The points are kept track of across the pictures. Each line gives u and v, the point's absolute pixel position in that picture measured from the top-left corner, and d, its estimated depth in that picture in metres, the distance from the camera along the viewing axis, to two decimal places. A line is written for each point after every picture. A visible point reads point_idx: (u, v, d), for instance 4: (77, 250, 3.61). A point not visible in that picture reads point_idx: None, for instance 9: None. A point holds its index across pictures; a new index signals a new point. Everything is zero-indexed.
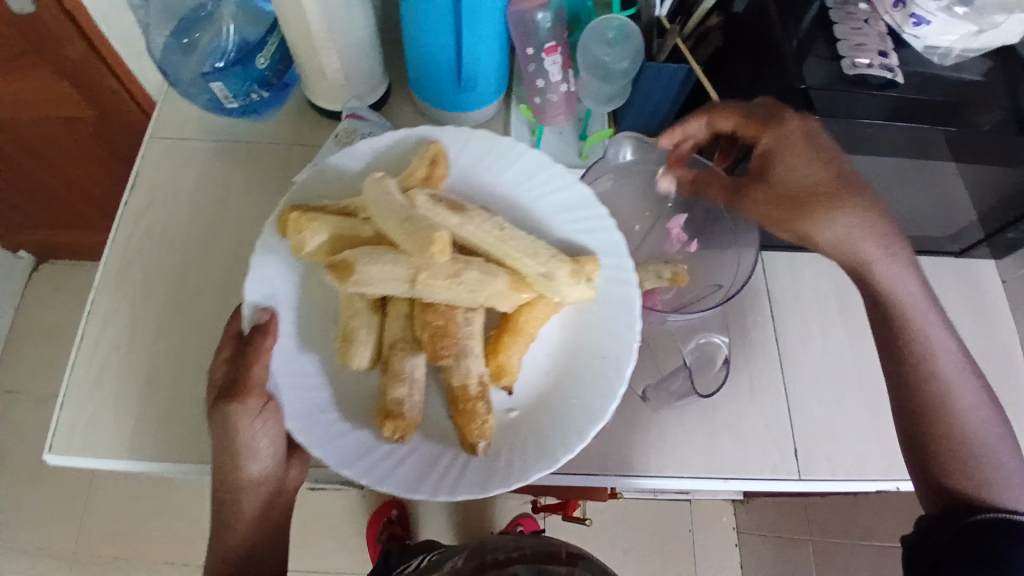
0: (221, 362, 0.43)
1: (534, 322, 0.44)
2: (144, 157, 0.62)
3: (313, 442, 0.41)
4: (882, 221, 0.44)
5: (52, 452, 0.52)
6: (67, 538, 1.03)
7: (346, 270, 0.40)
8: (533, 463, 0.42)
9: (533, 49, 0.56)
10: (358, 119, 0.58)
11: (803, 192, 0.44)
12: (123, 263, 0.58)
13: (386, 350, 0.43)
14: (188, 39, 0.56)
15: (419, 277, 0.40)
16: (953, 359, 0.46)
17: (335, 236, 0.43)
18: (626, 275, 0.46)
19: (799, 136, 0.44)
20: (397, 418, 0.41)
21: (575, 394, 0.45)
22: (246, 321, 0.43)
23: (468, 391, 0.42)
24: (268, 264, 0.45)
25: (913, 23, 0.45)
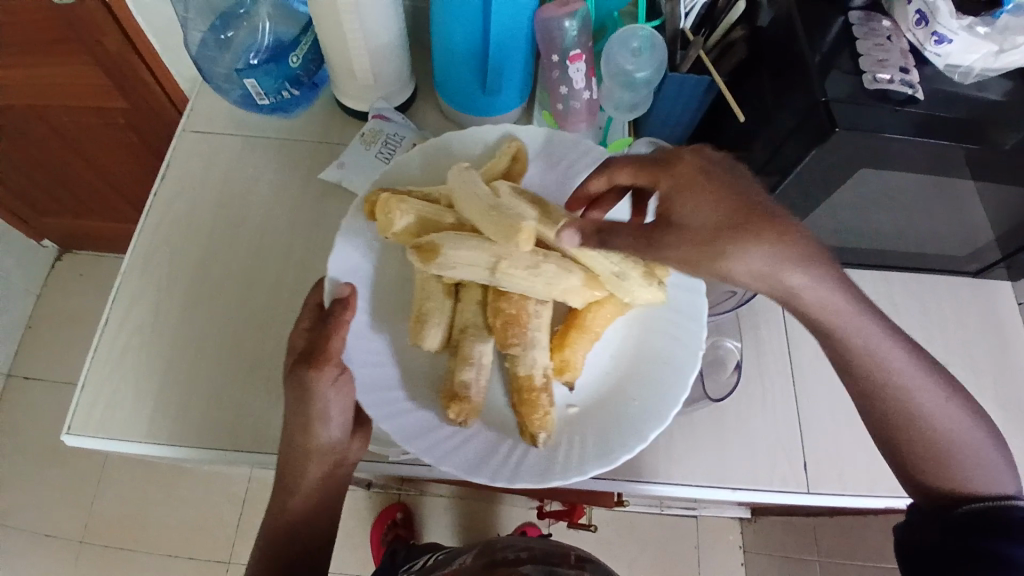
0: (301, 331, 0.44)
1: (600, 320, 0.46)
2: (175, 150, 0.63)
3: (381, 417, 0.43)
4: (805, 250, 0.38)
5: (70, 433, 0.52)
6: (75, 524, 1.04)
7: (431, 253, 0.44)
8: (592, 460, 0.43)
9: (558, 56, 0.56)
10: (384, 120, 0.60)
11: (705, 231, 0.38)
12: (150, 251, 0.59)
13: (457, 333, 0.46)
14: (224, 35, 0.58)
15: (499, 266, 0.43)
16: (913, 365, 0.41)
17: (420, 220, 0.46)
18: (696, 283, 0.47)
19: (695, 175, 0.39)
20: (463, 401, 0.43)
21: (636, 395, 0.45)
22: (327, 294, 0.45)
23: (532, 382, 0.44)
24: (356, 239, 0.48)
25: (935, 41, 0.46)
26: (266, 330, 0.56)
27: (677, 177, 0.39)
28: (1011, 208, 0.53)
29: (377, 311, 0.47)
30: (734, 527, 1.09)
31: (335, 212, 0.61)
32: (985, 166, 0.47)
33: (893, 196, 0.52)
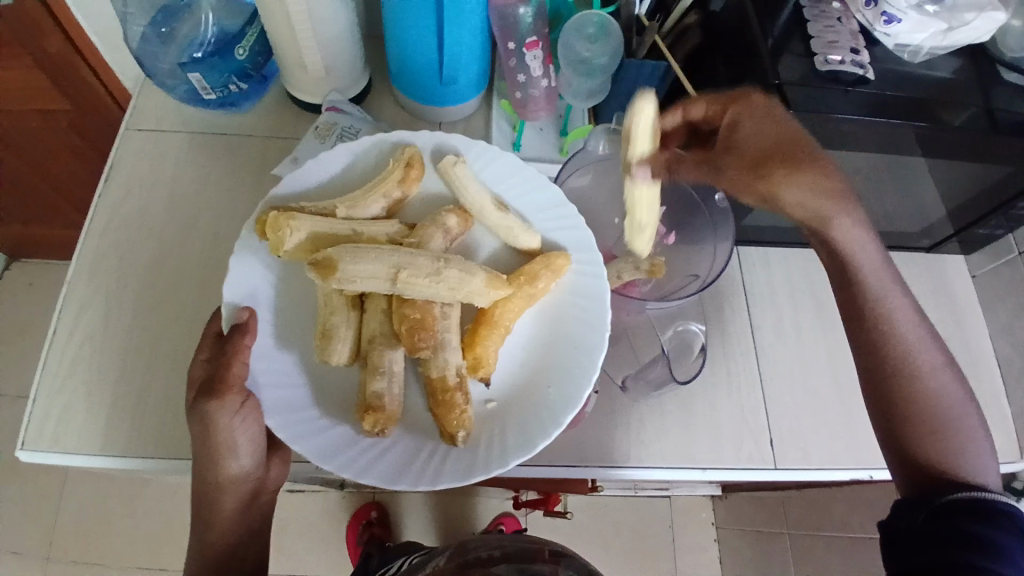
0: (199, 362, 0.43)
1: (509, 315, 0.45)
2: (118, 151, 0.61)
3: (293, 437, 0.41)
4: (837, 183, 0.43)
5: (23, 448, 0.50)
6: (39, 542, 1.01)
7: (329, 269, 0.42)
8: (512, 451, 0.42)
9: (514, 44, 0.56)
10: (338, 112, 0.59)
11: (765, 153, 0.42)
12: (98, 257, 0.57)
13: (365, 345, 0.44)
14: (166, 29, 0.56)
15: (400, 275, 0.42)
16: (917, 330, 0.46)
17: (315, 236, 0.44)
18: (597, 269, 0.47)
19: (761, 107, 0.43)
20: (377, 411, 0.42)
21: (552, 382, 0.45)
22: (225, 321, 0.43)
23: (446, 382, 0.43)
24: (246, 263, 0.45)
25: (884, 21, 0.46)
26: None
27: (749, 107, 0.43)
28: (961, 184, 0.54)
29: (284, 330, 0.45)
30: (707, 505, 1.11)
31: None
32: (935, 142, 0.48)
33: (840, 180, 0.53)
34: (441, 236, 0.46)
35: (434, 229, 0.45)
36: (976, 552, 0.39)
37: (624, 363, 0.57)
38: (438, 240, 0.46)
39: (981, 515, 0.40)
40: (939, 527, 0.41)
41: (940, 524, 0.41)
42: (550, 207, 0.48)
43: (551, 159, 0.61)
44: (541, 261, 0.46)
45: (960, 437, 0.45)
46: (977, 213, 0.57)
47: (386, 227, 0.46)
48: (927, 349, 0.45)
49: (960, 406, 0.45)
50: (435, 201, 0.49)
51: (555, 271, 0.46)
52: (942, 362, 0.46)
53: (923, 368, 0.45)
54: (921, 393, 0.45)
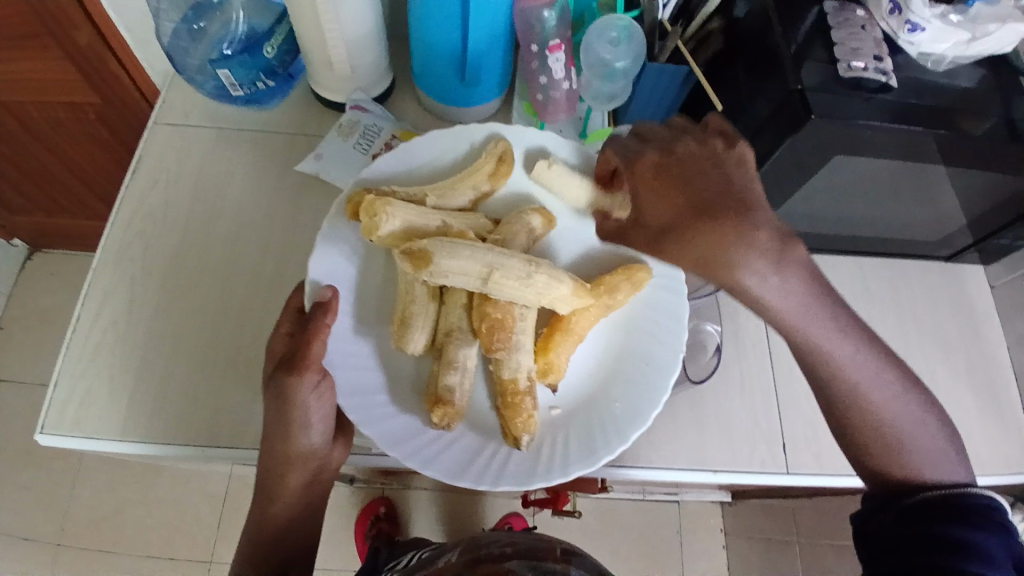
0: (282, 335, 0.44)
1: (584, 323, 0.45)
2: (147, 143, 0.62)
3: (363, 422, 0.42)
4: (745, 246, 0.39)
5: (45, 431, 0.51)
6: (54, 528, 1.02)
7: (423, 260, 0.43)
8: (574, 461, 0.42)
9: (537, 46, 0.57)
10: (362, 111, 0.60)
11: (661, 226, 0.43)
12: (123, 246, 0.58)
13: (442, 336, 0.45)
14: (197, 25, 0.57)
15: (492, 276, 0.43)
16: (864, 357, 0.42)
17: (407, 225, 0.44)
18: (676, 285, 0.46)
19: (648, 174, 0.43)
20: (447, 405, 0.42)
21: (619, 397, 0.45)
22: (308, 297, 0.43)
23: (517, 385, 0.43)
24: (339, 240, 0.46)
25: (908, 29, 0.46)
26: (245, 326, 0.56)
27: (643, 176, 0.43)
28: (980, 194, 0.54)
29: (361, 315, 0.45)
30: (716, 512, 1.11)
31: (310, 206, 0.60)
32: (956, 152, 0.48)
33: (860, 180, 0.53)
34: (525, 235, 0.46)
35: (519, 228, 0.46)
36: (964, 556, 0.37)
37: None
38: (521, 240, 0.46)
39: (959, 517, 0.39)
40: (917, 531, 0.39)
41: (919, 528, 0.39)
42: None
43: None
44: (622, 273, 0.45)
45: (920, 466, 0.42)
46: (997, 223, 0.57)
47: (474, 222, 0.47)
48: (873, 377, 0.42)
49: (917, 427, 0.42)
50: (522, 196, 0.50)
51: (636, 284, 0.45)
52: (892, 391, 0.42)
53: (880, 405, 0.42)
54: (865, 420, 0.42)
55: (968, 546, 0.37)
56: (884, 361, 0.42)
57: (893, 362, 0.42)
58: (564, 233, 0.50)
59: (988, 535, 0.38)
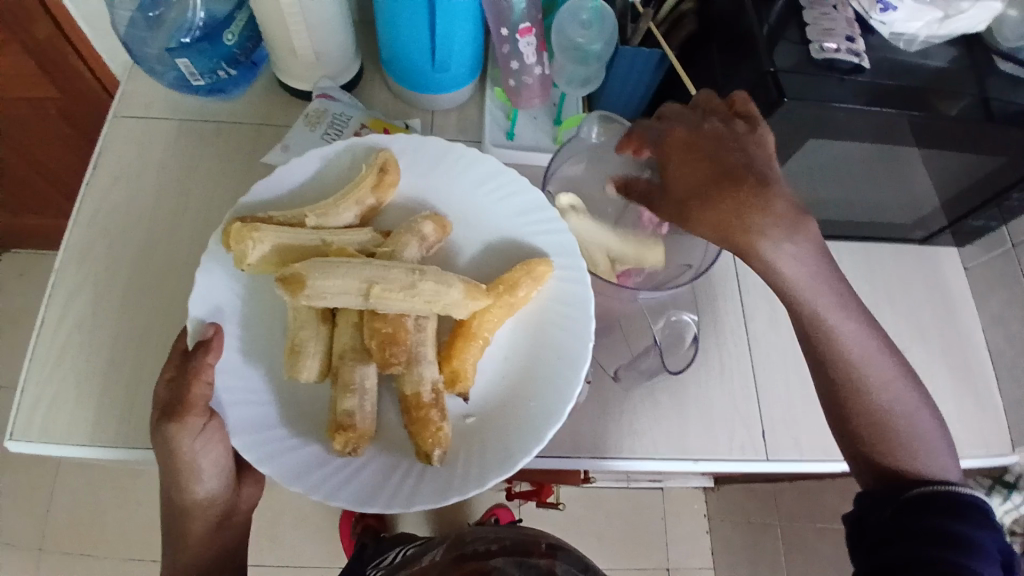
0: (164, 381, 0.42)
1: (488, 326, 0.43)
2: (106, 136, 0.60)
3: (261, 458, 0.40)
4: (776, 202, 0.40)
5: (11, 438, 0.50)
6: (29, 534, 1.00)
7: (298, 283, 0.40)
8: (490, 470, 0.41)
9: (507, 30, 0.55)
10: (329, 99, 0.58)
11: (692, 193, 0.42)
12: (84, 246, 0.56)
13: (336, 358, 0.42)
14: (154, 13, 0.55)
15: (373, 290, 0.41)
16: (861, 340, 0.43)
17: (280, 247, 0.42)
18: (579, 276, 0.45)
19: (681, 141, 0.43)
20: (349, 430, 0.40)
21: (531, 397, 0.44)
22: (190, 337, 0.41)
23: (420, 399, 0.41)
24: (215, 276, 0.43)
25: (880, 8, 0.46)
26: None
27: (677, 138, 0.43)
28: (955, 174, 0.54)
29: (250, 344, 0.43)
30: (699, 496, 1.11)
31: None
32: (929, 132, 0.48)
33: (836, 163, 0.53)
34: (417, 244, 0.44)
35: (409, 238, 0.43)
36: (955, 549, 0.37)
37: (618, 352, 0.56)
38: (414, 249, 0.44)
39: (952, 511, 0.39)
40: (907, 523, 0.39)
41: (909, 519, 0.40)
42: (529, 209, 0.47)
43: (545, 147, 0.61)
44: (521, 269, 0.44)
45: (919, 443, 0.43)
46: (971, 203, 0.57)
47: (357, 236, 0.44)
48: (875, 359, 0.43)
49: (912, 411, 0.44)
50: (415, 205, 0.48)
51: (536, 278, 0.44)
52: (891, 373, 0.44)
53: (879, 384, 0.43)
54: (866, 404, 0.43)
55: (963, 539, 0.38)
56: (879, 344, 0.44)
57: (888, 347, 0.44)
58: (463, 243, 0.47)
59: (980, 529, 0.38)
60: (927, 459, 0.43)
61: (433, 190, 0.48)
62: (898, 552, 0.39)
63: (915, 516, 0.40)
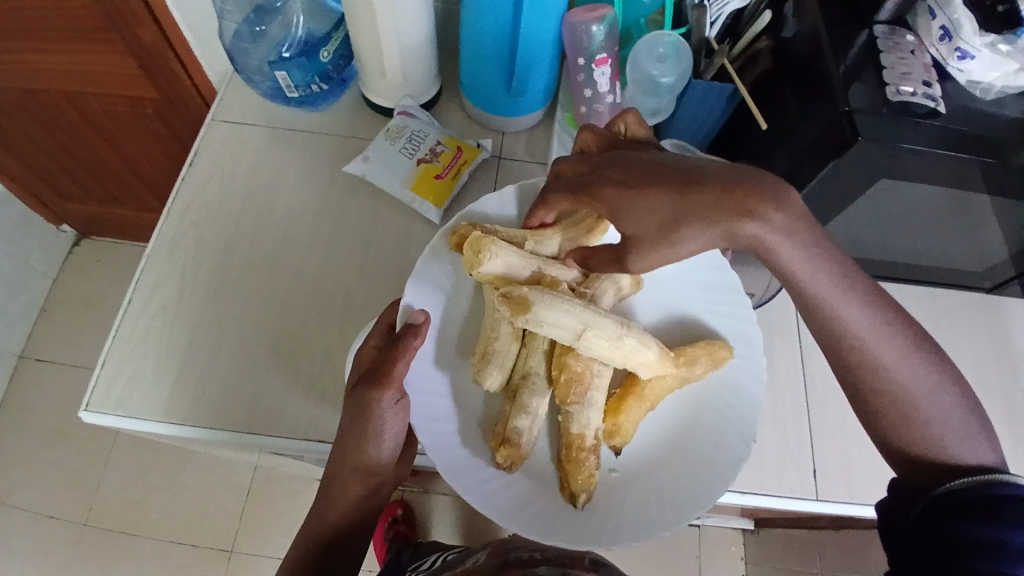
0: (371, 348, 0.45)
1: (658, 389, 0.43)
2: (204, 138, 0.65)
3: (431, 446, 0.41)
4: (730, 192, 0.37)
5: (88, 409, 0.53)
6: (81, 508, 1.05)
7: (521, 307, 0.41)
8: (627, 532, 0.40)
9: (584, 60, 0.57)
10: (409, 116, 0.62)
11: (655, 234, 0.39)
12: (176, 234, 0.60)
13: (517, 379, 0.44)
14: (258, 28, 0.60)
15: (585, 333, 0.41)
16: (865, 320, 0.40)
17: (506, 267, 0.44)
18: (756, 370, 0.45)
19: (615, 194, 0.40)
20: (513, 446, 0.41)
21: (681, 473, 0.42)
22: (400, 319, 0.44)
23: (583, 441, 0.42)
24: (434, 272, 0.46)
25: (958, 56, 0.47)
26: (291, 320, 0.57)
27: (611, 196, 0.41)
28: None
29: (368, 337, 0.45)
30: (737, 539, 1.08)
31: (359, 207, 0.62)
32: (1002, 179, 0.47)
33: (906, 208, 0.53)
34: (612, 293, 0.45)
35: (609, 285, 0.45)
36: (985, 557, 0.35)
37: None
38: (609, 296, 0.45)
39: (985, 514, 0.37)
40: (933, 528, 0.38)
41: (934, 524, 0.38)
42: (714, 286, 0.48)
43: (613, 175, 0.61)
44: (703, 347, 0.44)
45: (937, 425, 0.40)
46: None
47: (565, 271, 0.46)
48: (880, 343, 0.40)
49: (930, 392, 0.40)
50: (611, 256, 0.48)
51: (715, 361, 0.44)
52: (900, 347, 0.40)
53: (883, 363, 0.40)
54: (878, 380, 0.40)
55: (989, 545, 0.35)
56: (883, 314, 0.40)
57: (899, 321, 0.41)
58: (645, 302, 0.48)
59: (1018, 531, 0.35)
60: (956, 444, 0.40)
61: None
62: (920, 562, 0.37)
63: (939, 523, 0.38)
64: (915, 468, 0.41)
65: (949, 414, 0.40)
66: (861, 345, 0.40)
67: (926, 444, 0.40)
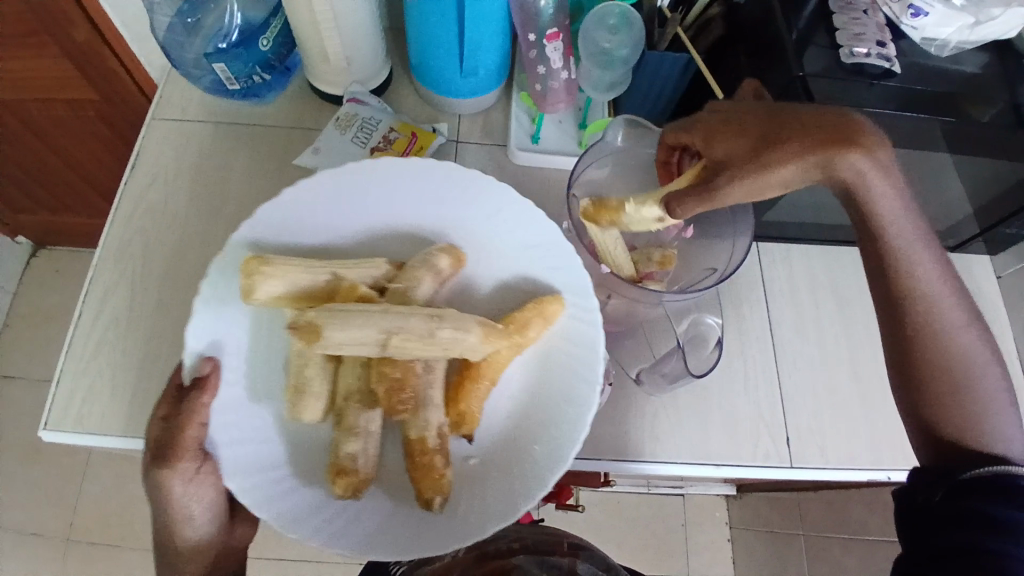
0: (159, 418, 0.41)
1: (496, 366, 0.43)
2: (146, 138, 0.62)
3: (256, 504, 0.40)
4: (833, 126, 0.39)
5: (47, 428, 0.51)
6: (62, 524, 1.03)
7: (313, 335, 0.40)
8: (493, 517, 0.41)
9: (534, 35, 0.56)
10: (359, 103, 0.60)
11: (750, 156, 0.39)
12: (124, 240, 0.58)
13: (339, 402, 0.42)
14: (192, 19, 0.57)
15: (391, 341, 0.40)
16: (936, 278, 0.42)
17: (291, 286, 0.42)
18: (592, 316, 0.45)
19: (715, 118, 0.41)
20: (350, 474, 0.41)
21: (538, 439, 0.44)
22: (188, 372, 0.41)
23: (425, 444, 0.41)
24: (218, 311, 0.43)
25: (911, 13, 0.46)
26: None
27: (708, 120, 0.42)
28: (988, 181, 0.53)
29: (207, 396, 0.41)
30: (721, 505, 1.10)
31: None
32: (962, 137, 0.47)
33: None
34: (432, 279, 0.44)
35: (424, 273, 0.44)
36: (991, 532, 0.37)
37: (640, 355, 0.56)
38: (427, 284, 0.44)
39: (995, 493, 0.39)
40: (958, 504, 0.39)
41: (949, 501, 0.40)
42: (541, 243, 0.47)
43: (570, 152, 0.60)
44: (533, 308, 0.44)
45: (978, 395, 0.42)
46: (1003, 212, 0.56)
47: (368, 271, 0.44)
48: (944, 304, 0.42)
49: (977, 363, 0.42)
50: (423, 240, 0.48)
51: (548, 318, 0.44)
52: (961, 314, 0.42)
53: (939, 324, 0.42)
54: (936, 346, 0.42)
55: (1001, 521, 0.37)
56: (950, 279, 0.42)
57: (958, 289, 0.43)
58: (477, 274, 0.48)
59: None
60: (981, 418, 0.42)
61: (453, 223, 0.48)
62: (931, 531, 0.39)
63: (960, 491, 0.40)
64: (940, 441, 0.43)
65: (988, 382, 0.43)
66: (929, 308, 0.42)
67: (948, 416, 0.43)
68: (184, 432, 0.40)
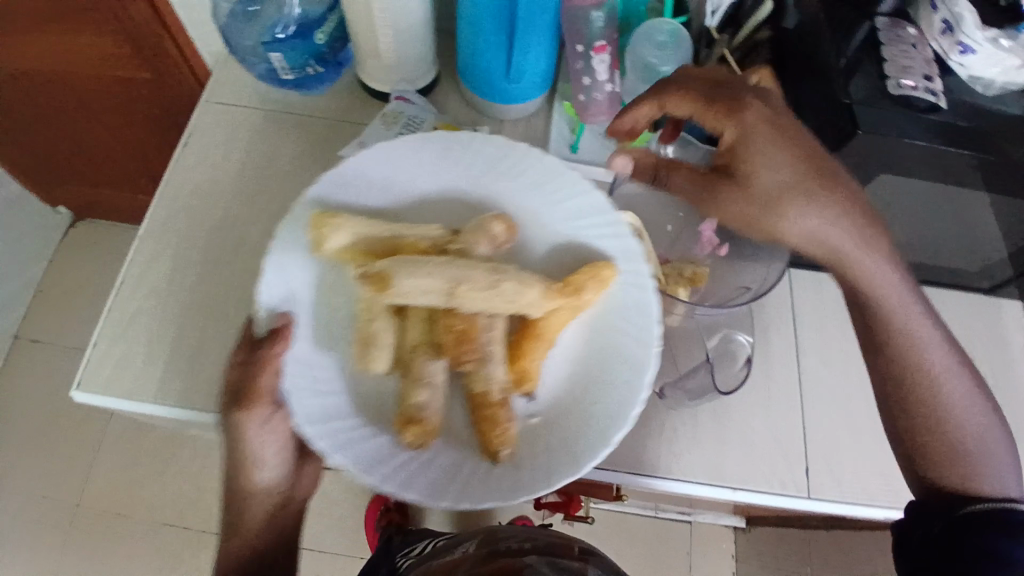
0: (236, 364, 0.42)
1: (555, 326, 0.44)
2: (198, 119, 0.64)
3: (334, 449, 0.40)
4: (843, 203, 0.45)
5: (80, 388, 0.53)
6: (73, 491, 1.05)
7: (383, 282, 0.41)
8: (558, 470, 0.42)
9: (582, 46, 0.59)
10: (405, 102, 0.62)
11: (770, 188, 0.44)
12: (169, 214, 0.60)
13: (407, 352, 0.43)
14: (252, 9, 0.59)
15: (458, 290, 0.41)
16: (930, 341, 0.48)
17: (357, 238, 0.44)
18: (643, 280, 0.46)
19: (760, 124, 0.44)
20: (419, 424, 0.41)
21: (599, 398, 0.44)
22: (262, 324, 0.42)
23: (490, 398, 0.42)
24: (288, 268, 0.44)
25: (959, 50, 0.46)
26: None
27: (753, 122, 0.44)
28: None
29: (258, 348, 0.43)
30: (727, 536, 1.08)
31: None
32: (1004, 175, 0.47)
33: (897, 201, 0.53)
34: (488, 243, 0.44)
35: (481, 236, 0.44)
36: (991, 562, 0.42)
37: (665, 370, 0.56)
38: (482, 249, 0.44)
39: (991, 528, 0.44)
40: (962, 541, 0.44)
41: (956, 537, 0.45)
42: (591, 211, 0.48)
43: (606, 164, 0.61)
44: (588, 272, 0.44)
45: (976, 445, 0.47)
46: None
47: (428, 231, 0.45)
48: (938, 362, 0.47)
49: (972, 414, 0.48)
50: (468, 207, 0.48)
51: (603, 283, 0.44)
52: (957, 375, 0.48)
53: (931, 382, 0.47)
54: (931, 399, 0.47)
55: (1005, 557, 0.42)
56: (942, 338, 0.48)
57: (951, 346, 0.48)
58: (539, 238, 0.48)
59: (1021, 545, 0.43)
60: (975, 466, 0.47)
61: (512, 188, 0.48)
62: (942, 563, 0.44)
63: (967, 527, 0.45)
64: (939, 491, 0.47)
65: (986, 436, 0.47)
66: (927, 370, 0.47)
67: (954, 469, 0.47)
68: (247, 382, 0.41)
